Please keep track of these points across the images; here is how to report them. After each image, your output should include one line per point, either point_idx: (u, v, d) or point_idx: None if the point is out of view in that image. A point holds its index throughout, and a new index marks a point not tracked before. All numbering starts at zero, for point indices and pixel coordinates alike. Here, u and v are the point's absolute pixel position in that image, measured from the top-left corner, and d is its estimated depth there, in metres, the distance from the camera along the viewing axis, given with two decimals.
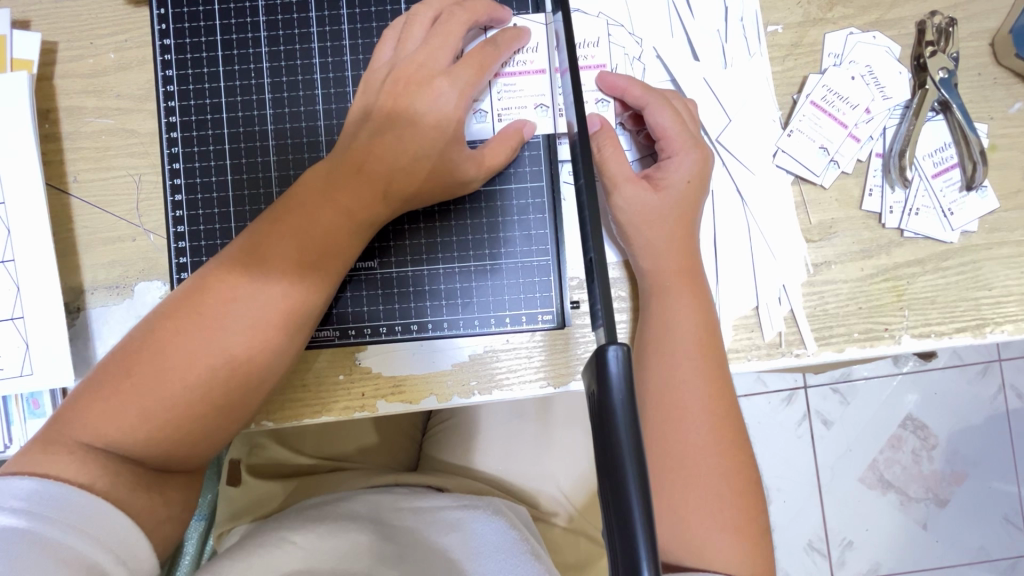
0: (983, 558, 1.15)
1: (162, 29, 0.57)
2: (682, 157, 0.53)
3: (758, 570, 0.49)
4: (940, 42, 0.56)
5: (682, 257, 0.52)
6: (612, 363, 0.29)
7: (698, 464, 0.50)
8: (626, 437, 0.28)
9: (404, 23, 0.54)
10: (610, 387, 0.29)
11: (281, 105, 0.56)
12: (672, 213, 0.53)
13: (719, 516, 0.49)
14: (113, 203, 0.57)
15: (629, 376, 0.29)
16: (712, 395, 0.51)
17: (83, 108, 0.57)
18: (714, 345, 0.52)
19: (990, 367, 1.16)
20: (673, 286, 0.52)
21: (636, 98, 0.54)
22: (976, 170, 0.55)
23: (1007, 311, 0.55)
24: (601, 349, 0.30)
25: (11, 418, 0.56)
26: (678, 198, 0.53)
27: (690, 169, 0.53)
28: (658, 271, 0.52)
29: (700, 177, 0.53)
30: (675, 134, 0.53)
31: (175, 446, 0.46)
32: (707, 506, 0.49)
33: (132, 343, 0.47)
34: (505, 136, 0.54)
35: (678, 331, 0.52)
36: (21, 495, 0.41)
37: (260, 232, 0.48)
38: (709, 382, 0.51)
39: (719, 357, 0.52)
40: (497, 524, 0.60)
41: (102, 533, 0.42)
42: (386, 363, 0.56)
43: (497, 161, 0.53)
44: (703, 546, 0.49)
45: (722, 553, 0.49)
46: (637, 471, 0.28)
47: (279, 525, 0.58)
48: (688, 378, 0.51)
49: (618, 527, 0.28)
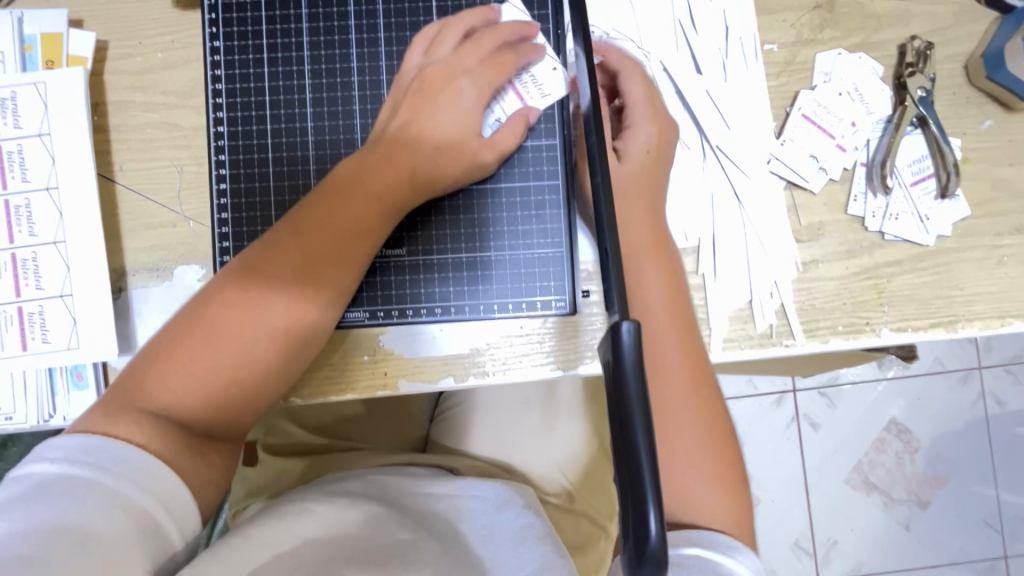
0: (960, 558, 1.20)
1: (212, 31, 0.61)
2: (639, 127, 0.58)
3: (738, 512, 0.54)
4: (920, 62, 0.62)
5: (652, 222, 0.57)
6: (624, 335, 0.35)
7: (681, 424, 0.54)
8: (634, 390, 0.34)
9: (432, 32, 0.59)
10: (623, 357, 0.35)
11: (321, 104, 0.61)
12: (643, 179, 0.58)
13: (702, 466, 0.54)
14: (157, 191, 0.61)
15: (638, 348, 0.35)
16: (686, 354, 0.55)
17: (131, 102, 0.61)
18: (681, 305, 0.57)
19: (970, 375, 1.22)
20: (645, 253, 0.56)
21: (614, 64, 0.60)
22: (950, 179, 0.61)
23: (977, 310, 0.61)
24: (615, 325, 0.35)
25: (56, 390, 0.59)
26: (643, 163, 0.58)
27: (647, 138, 0.58)
28: (631, 233, 0.56)
29: (656, 147, 0.58)
30: (637, 105, 0.59)
31: (220, 412, 0.50)
32: (690, 460, 0.54)
33: (182, 317, 0.51)
34: (512, 121, 0.58)
35: (646, 288, 0.56)
36: (76, 449, 0.45)
37: (299, 218, 0.53)
38: (682, 344, 0.56)
39: (689, 320, 0.57)
40: (505, 515, 0.64)
41: (152, 484, 0.46)
42: (409, 345, 0.60)
43: (508, 142, 0.57)
44: (690, 499, 0.54)
45: (706, 507, 0.53)
46: (643, 417, 0.34)
47: (301, 500, 0.61)
48: (663, 339, 0.55)
49: (626, 467, 0.33)
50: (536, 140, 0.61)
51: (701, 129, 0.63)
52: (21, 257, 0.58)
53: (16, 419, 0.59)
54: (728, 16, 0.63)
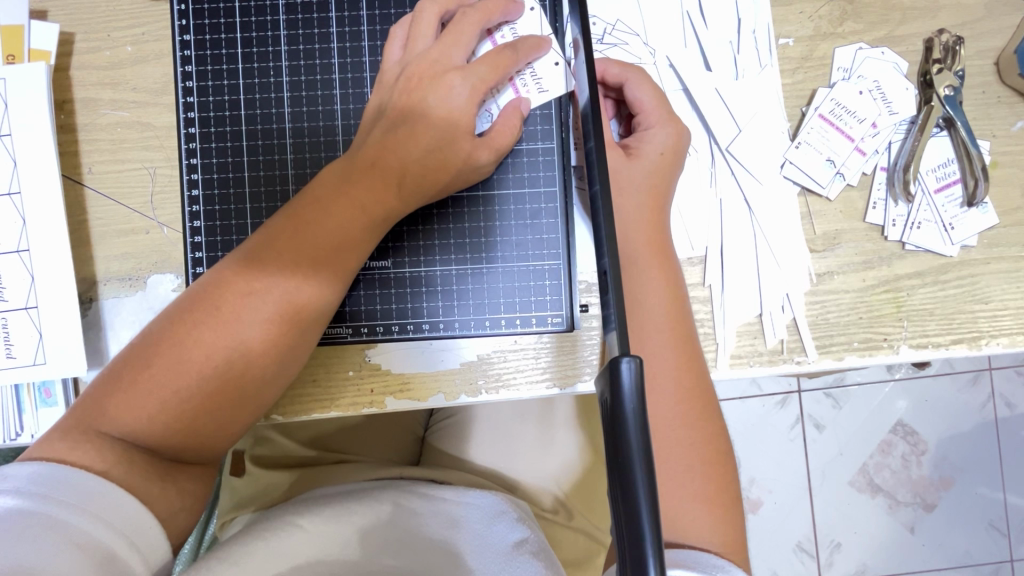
0: (966, 562, 1.17)
1: (182, 24, 0.57)
2: (657, 129, 0.54)
3: (731, 539, 0.49)
4: (947, 59, 0.57)
5: (654, 225, 0.53)
6: (624, 373, 0.31)
7: (669, 433, 0.51)
8: (635, 435, 0.30)
9: (412, 20, 0.55)
10: (623, 396, 0.31)
11: (299, 104, 0.57)
12: (650, 177, 0.54)
13: (690, 485, 0.50)
14: (128, 195, 0.57)
15: (640, 387, 0.31)
16: (682, 365, 0.52)
17: (99, 100, 0.57)
18: (681, 315, 0.53)
19: (980, 376, 1.18)
20: (646, 262, 0.52)
21: (615, 75, 0.55)
22: (978, 185, 0.57)
23: (1002, 324, 0.57)
24: (614, 361, 0.31)
25: (23, 407, 0.56)
26: (655, 164, 0.54)
27: (664, 142, 0.54)
28: (631, 238, 0.53)
29: (672, 152, 0.54)
30: (652, 110, 0.55)
31: (191, 437, 0.47)
32: (678, 477, 0.50)
33: (149, 336, 0.48)
34: (507, 116, 0.53)
35: (648, 296, 0.52)
36: (28, 479, 0.42)
37: (277, 227, 0.49)
38: (678, 354, 0.52)
39: (688, 330, 0.53)
40: (498, 526, 0.61)
41: (113, 516, 0.43)
42: (398, 360, 0.57)
43: (504, 142, 0.53)
44: (677, 515, 0.49)
45: (694, 524, 0.49)
46: (643, 462, 0.30)
47: (289, 510, 0.59)
48: (657, 349, 0.52)
49: (624, 517, 0.30)
50: (531, 144, 0.57)
51: (709, 130, 0.58)
52: None
53: None
54: (740, 7, 0.59)
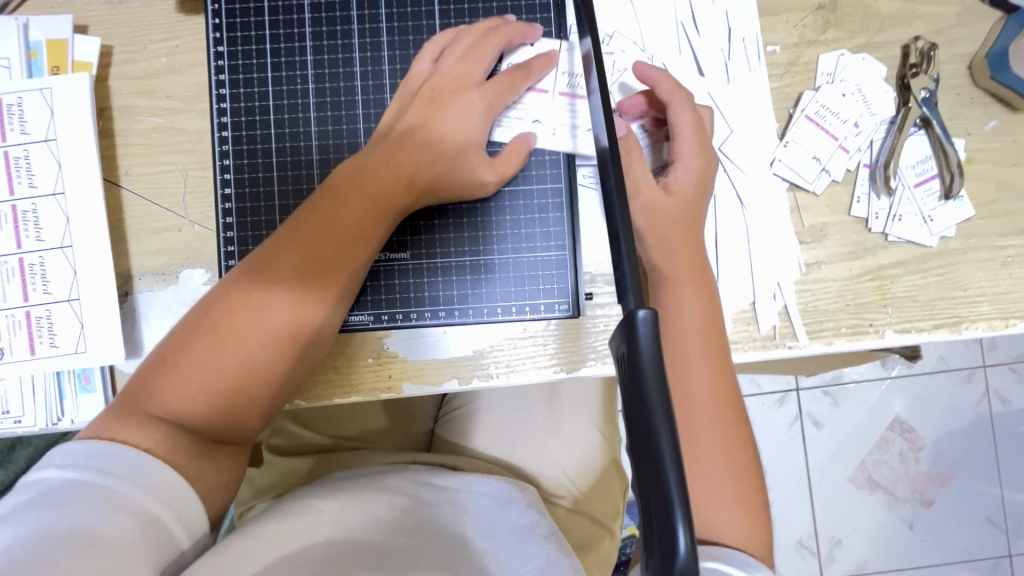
0: (964, 556, 1.20)
1: (215, 37, 0.61)
2: (690, 159, 0.58)
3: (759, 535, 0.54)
4: (923, 63, 0.62)
5: (691, 251, 0.58)
6: (640, 325, 0.32)
7: (705, 444, 0.54)
8: (654, 387, 0.31)
9: (445, 40, 0.59)
10: (640, 346, 0.32)
11: (324, 109, 0.61)
12: (682, 210, 0.58)
13: (724, 487, 0.54)
14: (163, 196, 0.61)
15: (657, 338, 0.32)
16: (715, 375, 0.56)
17: (136, 107, 0.62)
18: (715, 329, 0.57)
19: (974, 373, 1.21)
20: (687, 278, 0.57)
21: (665, 92, 0.59)
22: (954, 180, 0.61)
23: (981, 311, 0.61)
24: (630, 314, 0.32)
25: (63, 393, 0.60)
26: (689, 194, 0.58)
27: (695, 170, 0.58)
28: (671, 261, 0.57)
29: (701, 179, 0.58)
30: (686, 137, 0.58)
31: (226, 417, 0.50)
32: (712, 481, 0.54)
33: (188, 322, 0.51)
34: (513, 149, 0.58)
35: (685, 307, 0.56)
36: (85, 454, 0.46)
37: (301, 223, 0.53)
38: (713, 365, 0.56)
39: (721, 340, 0.57)
40: (509, 510, 0.66)
41: (161, 491, 0.46)
42: (412, 348, 0.60)
43: (516, 163, 0.58)
44: (714, 519, 0.53)
45: (729, 524, 0.53)
46: (661, 399, 0.31)
47: (313, 495, 0.61)
48: (694, 363, 0.55)
49: (650, 467, 0.30)
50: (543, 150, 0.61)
51: None
52: (29, 262, 0.59)
53: (25, 423, 0.59)
54: (730, 17, 0.63)
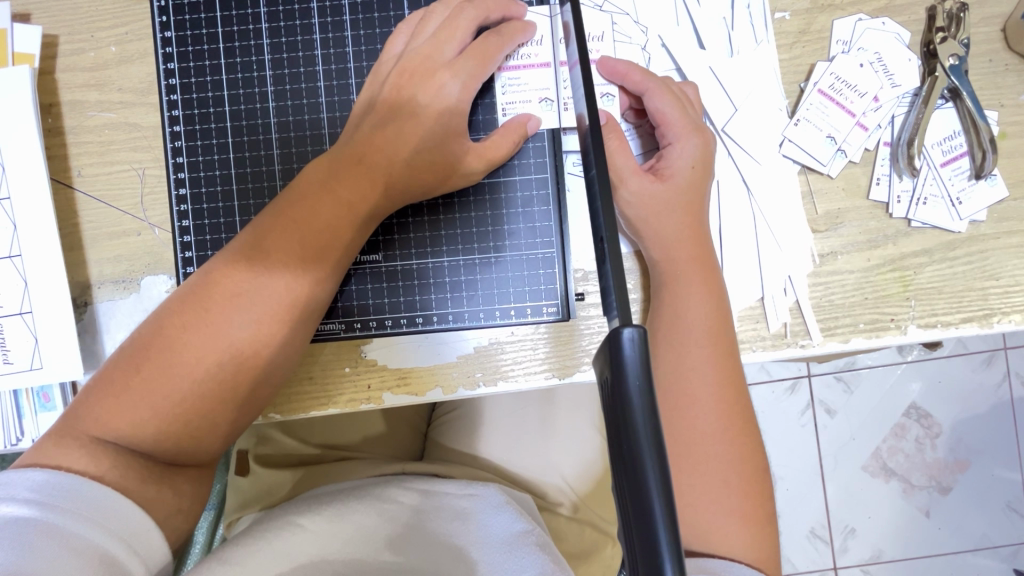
0: (983, 544, 1.15)
1: (163, 22, 0.57)
2: (683, 142, 0.52)
3: (765, 556, 0.49)
4: (951, 28, 0.55)
5: (695, 244, 0.52)
6: (626, 345, 0.26)
7: (706, 452, 0.50)
8: (644, 424, 0.26)
9: (421, 17, 0.53)
10: (627, 373, 0.26)
11: (283, 98, 0.56)
12: (683, 197, 0.52)
13: (725, 501, 0.49)
14: (117, 197, 0.57)
15: (646, 361, 0.26)
16: (723, 382, 0.51)
17: (86, 102, 0.57)
18: (725, 334, 0.52)
19: (995, 355, 1.15)
20: (693, 275, 0.52)
21: (635, 82, 0.54)
22: (986, 158, 0.55)
23: (1014, 301, 0.55)
24: (614, 331, 0.27)
25: (22, 411, 0.57)
26: (687, 180, 0.52)
27: (693, 154, 0.53)
28: (674, 257, 0.52)
29: (701, 164, 0.53)
30: (675, 121, 0.53)
31: (183, 442, 0.46)
32: (712, 493, 0.49)
33: (139, 339, 0.47)
34: (508, 129, 0.53)
35: (691, 311, 0.51)
36: (32, 487, 0.42)
37: (263, 227, 0.48)
38: (720, 370, 0.51)
39: (731, 345, 0.52)
40: (500, 514, 0.60)
41: (114, 523, 0.42)
42: (391, 355, 0.56)
43: (498, 153, 0.52)
44: (710, 533, 0.48)
45: (727, 538, 0.48)
46: (650, 437, 0.26)
47: (288, 510, 0.57)
48: (698, 365, 0.51)
49: (635, 515, 0.25)
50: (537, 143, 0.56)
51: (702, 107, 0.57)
52: None
53: None
54: None
